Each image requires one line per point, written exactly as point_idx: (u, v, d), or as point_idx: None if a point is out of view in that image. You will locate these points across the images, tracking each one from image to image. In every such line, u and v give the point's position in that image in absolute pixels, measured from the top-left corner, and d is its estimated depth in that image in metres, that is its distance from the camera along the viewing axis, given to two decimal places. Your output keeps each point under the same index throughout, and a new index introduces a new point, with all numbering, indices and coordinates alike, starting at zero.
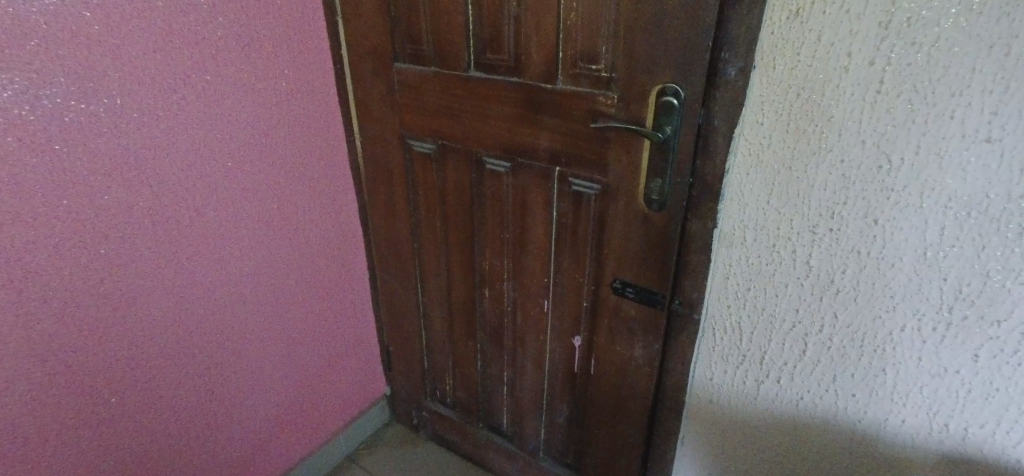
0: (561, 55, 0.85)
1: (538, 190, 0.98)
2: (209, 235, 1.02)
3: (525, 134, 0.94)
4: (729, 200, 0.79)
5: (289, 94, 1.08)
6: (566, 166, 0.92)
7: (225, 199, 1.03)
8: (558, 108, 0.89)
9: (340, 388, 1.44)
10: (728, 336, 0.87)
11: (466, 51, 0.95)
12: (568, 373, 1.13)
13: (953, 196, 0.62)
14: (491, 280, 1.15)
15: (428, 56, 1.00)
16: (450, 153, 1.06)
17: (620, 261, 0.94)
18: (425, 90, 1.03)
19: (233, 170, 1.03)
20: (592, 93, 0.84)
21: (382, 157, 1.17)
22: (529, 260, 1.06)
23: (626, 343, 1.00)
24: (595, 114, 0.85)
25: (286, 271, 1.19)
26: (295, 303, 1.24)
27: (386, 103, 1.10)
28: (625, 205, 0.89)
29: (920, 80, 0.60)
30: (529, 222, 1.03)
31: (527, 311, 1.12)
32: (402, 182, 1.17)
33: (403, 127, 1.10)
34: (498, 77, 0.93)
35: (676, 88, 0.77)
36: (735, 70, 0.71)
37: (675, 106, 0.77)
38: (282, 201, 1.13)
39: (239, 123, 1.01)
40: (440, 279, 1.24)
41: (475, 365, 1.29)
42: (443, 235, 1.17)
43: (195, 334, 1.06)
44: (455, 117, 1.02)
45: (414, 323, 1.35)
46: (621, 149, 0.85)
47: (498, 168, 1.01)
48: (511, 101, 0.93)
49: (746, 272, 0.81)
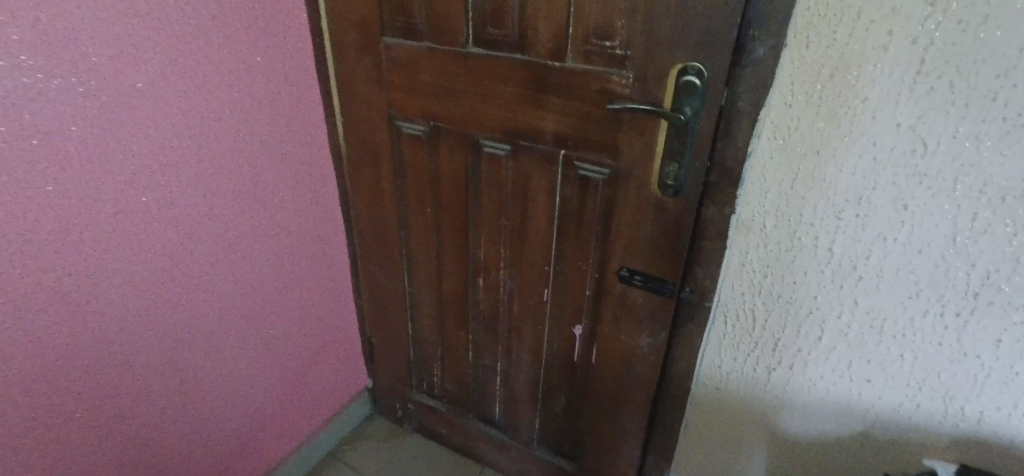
0: (572, 30, 0.80)
1: (541, 175, 0.94)
2: (180, 225, 0.93)
3: (529, 115, 0.90)
4: (750, 186, 0.76)
5: (266, 71, 0.99)
6: (572, 149, 0.88)
7: (195, 184, 0.93)
8: (567, 88, 0.84)
9: (319, 382, 1.37)
10: (741, 323, 0.85)
11: (465, 25, 0.88)
12: (566, 363, 1.10)
13: (989, 181, 0.61)
14: (486, 269, 1.10)
15: (421, 30, 0.92)
16: (444, 135, 1.00)
17: (628, 248, 0.91)
18: (418, 66, 0.96)
19: (205, 153, 0.93)
20: (605, 71, 0.80)
21: (367, 138, 1.09)
22: (529, 246, 1.02)
23: (631, 331, 0.97)
24: (608, 94, 0.81)
25: (263, 263, 1.11)
26: (273, 296, 1.16)
27: (372, 80, 1.02)
28: (636, 191, 0.86)
29: (964, 61, 0.58)
30: (530, 207, 0.98)
31: (524, 300, 1.08)
32: (388, 166, 1.10)
33: (391, 107, 1.03)
34: (499, 53, 0.87)
35: (700, 67, 0.73)
36: (765, 48, 0.68)
37: (697, 87, 0.73)
38: (258, 186, 1.04)
39: (210, 101, 0.92)
40: (429, 267, 1.18)
41: (466, 356, 1.24)
42: (434, 221, 1.11)
43: (167, 334, 0.97)
44: (450, 97, 0.96)
45: (401, 316, 1.29)
46: (634, 131, 0.81)
47: (496, 151, 0.96)
48: (513, 79, 0.88)
49: (764, 259, 0.79)
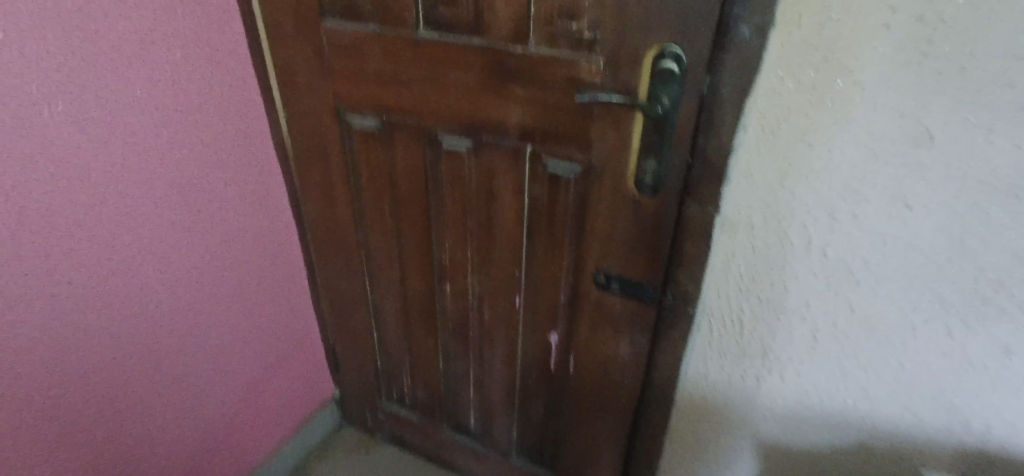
0: (533, 10, 0.70)
1: (507, 173, 0.85)
2: (100, 238, 0.83)
3: (490, 106, 0.80)
4: (734, 183, 0.68)
5: (188, 60, 0.88)
6: (539, 144, 0.80)
7: (116, 192, 0.83)
8: (530, 76, 0.75)
9: (281, 395, 1.28)
10: (726, 330, 0.78)
11: (413, 4, 0.78)
12: (543, 371, 1.02)
13: (1002, 177, 0.53)
14: (452, 273, 1.01)
15: (365, 10, 0.82)
16: (399, 130, 0.91)
17: (604, 251, 0.83)
18: (364, 53, 0.85)
19: (123, 156, 0.83)
20: (572, 57, 0.71)
21: (314, 133, 0.98)
22: (496, 249, 0.94)
23: (609, 339, 0.90)
24: (576, 83, 0.72)
25: (206, 273, 1.01)
26: (221, 308, 1.06)
27: (315, 69, 0.91)
28: (611, 189, 0.77)
29: (976, 40, 0.49)
30: (496, 207, 0.90)
31: (495, 306, 1.00)
32: (340, 164, 0.99)
33: (338, 99, 0.92)
34: (454, 36, 0.77)
35: (678, 51, 0.64)
36: (751, 28, 0.59)
37: (675, 74, 0.65)
38: (194, 191, 0.94)
39: (124, 95, 0.81)
40: (392, 271, 1.09)
41: (436, 364, 1.16)
42: (394, 223, 1.02)
43: (93, 358, 0.87)
44: (401, 87, 0.86)
45: (364, 323, 1.20)
46: (607, 123, 0.73)
47: (457, 146, 0.87)
48: (471, 66, 0.78)
49: (750, 263, 0.71)
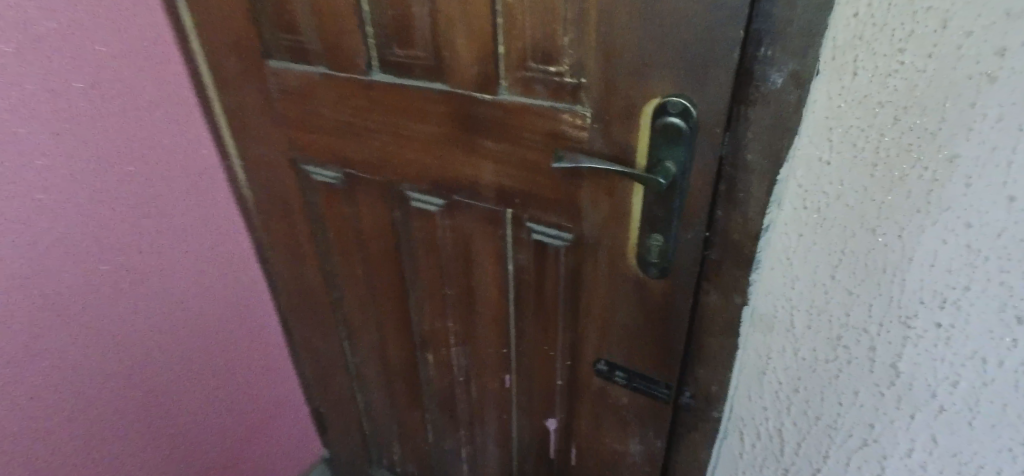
0: (503, 49, 0.56)
1: (486, 240, 0.71)
2: (19, 322, 0.72)
3: (460, 164, 0.66)
4: (767, 269, 0.52)
5: (126, 116, 0.76)
6: (521, 207, 0.65)
7: (39, 270, 0.72)
8: (504, 130, 0.60)
9: (260, 461, 1.17)
10: (763, 443, 0.61)
11: (363, 44, 0.64)
12: (541, 458, 0.87)
13: None
14: (435, 343, 0.88)
15: (313, 51, 0.68)
16: (362, 185, 0.77)
17: (604, 335, 0.68)
18: (315, 99, 0.72)
19: (45, 233, 0.72)
20: (553, 107, 0.56)
21: (274, 187, 0.86)
22: (481, 322, 0.79)
23: (616, 433, 0.75)
24: (558, 139, 0.57)
25: (164, 344, 0.90)
26: (184, 379, 0.96)
27: (267, 116, 0.78)
28: (608, 265, 0.62)
29: None
30: (476, 276, 0.75)
31: (483, 383, 0.86)
32: (305, 220, 0.87)
33: (294, 150, 0.79)
34: (412, 81, 0.63)
35: (685, 102, 0.48)
36: (783, 75, 0.44)
37: (682, 131, 0.49)
38: (142, 259, 0.83)
39: (45, 164, 0.69)
40: (371, 335, 0.96)
41: (425, 437, 1.02)
42: (368, 285, 0.89)
43: (19, 450, 0.78)
44: (359, 138, 0.72)
45: (347, 387, 1.08)
46: (600, 188, 0.58)
47: (428, 206, 0.73)
48: (434, 116, 0.64)
49: (792, 370, 0.55)
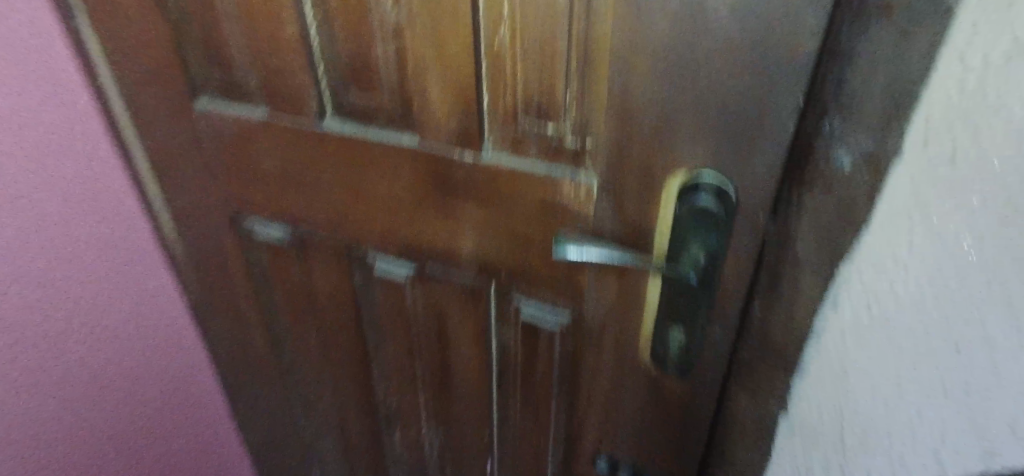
0: (486, 102, 0.45)
1: (465, 315, 0.60)
2: None
3: (433, 230, 0.55)
4: (820, 375, 0.42)
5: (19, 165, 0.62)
6: (507, 282, 0.54)
7: None
8: (488, 197, 0.49)
9: None
10: None
11: (313, 86, 0.52)
12: None
13: None
14: (403, 418, 0.76)
15: (251, 89, 0.56)
16: (314, 246, 0.65)
17: (606, 431, 0.58)
18: (253, 147, 0.59)
19: None
20: (549, 174, 0.45)
21: (208, 247, 0.72)
22: (458, 402, 0.69)
23: None
24: (556, 211, 0.47)
25: (70, 417, 0.78)
26: (96, 452, 0.83)
27: (193, 164, 0.64)
28: (613, 354, 0.52)
29: None
30: (452, 352, 0.64)
31: (460, 462, 0.75)
32: (247, 281, 0.74)
33: (228, 203, 0.66)
34: (375, 132, 0.52)
35: (720, 179, 0.39)
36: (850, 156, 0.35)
37: (715, 215, 0.39)
38: (36, 328, 0.70)
39: None
40: (325, 405, 0.83)
41: None
42: (321, 354, 0.77)
43: None
44: (306, 192, 0.60)
45: (297, 460, 0.94)
46: (607, 271, 0.48)
47: (395, 275, 0.61)
48: (401, 175, 0.52)
49: None
